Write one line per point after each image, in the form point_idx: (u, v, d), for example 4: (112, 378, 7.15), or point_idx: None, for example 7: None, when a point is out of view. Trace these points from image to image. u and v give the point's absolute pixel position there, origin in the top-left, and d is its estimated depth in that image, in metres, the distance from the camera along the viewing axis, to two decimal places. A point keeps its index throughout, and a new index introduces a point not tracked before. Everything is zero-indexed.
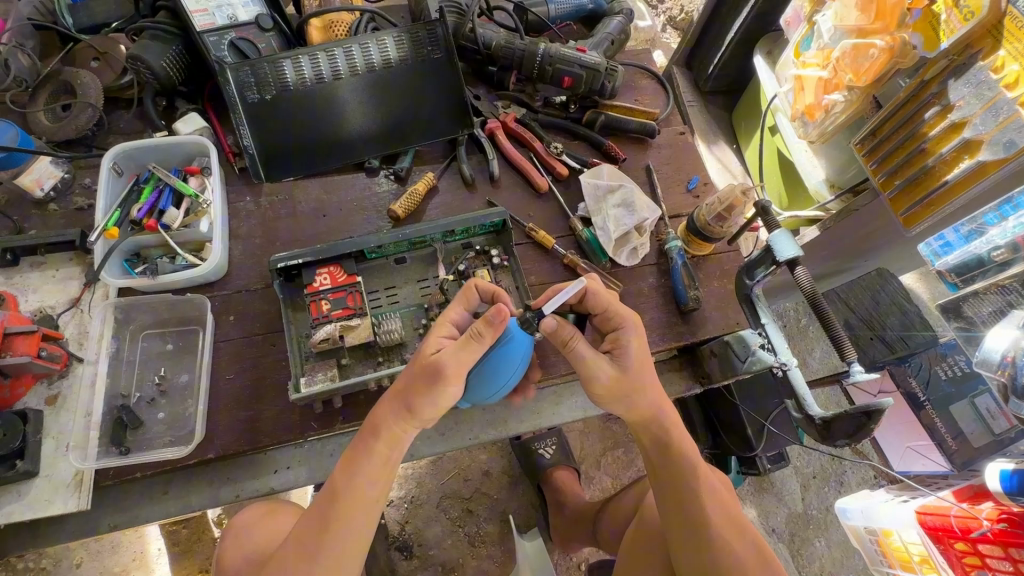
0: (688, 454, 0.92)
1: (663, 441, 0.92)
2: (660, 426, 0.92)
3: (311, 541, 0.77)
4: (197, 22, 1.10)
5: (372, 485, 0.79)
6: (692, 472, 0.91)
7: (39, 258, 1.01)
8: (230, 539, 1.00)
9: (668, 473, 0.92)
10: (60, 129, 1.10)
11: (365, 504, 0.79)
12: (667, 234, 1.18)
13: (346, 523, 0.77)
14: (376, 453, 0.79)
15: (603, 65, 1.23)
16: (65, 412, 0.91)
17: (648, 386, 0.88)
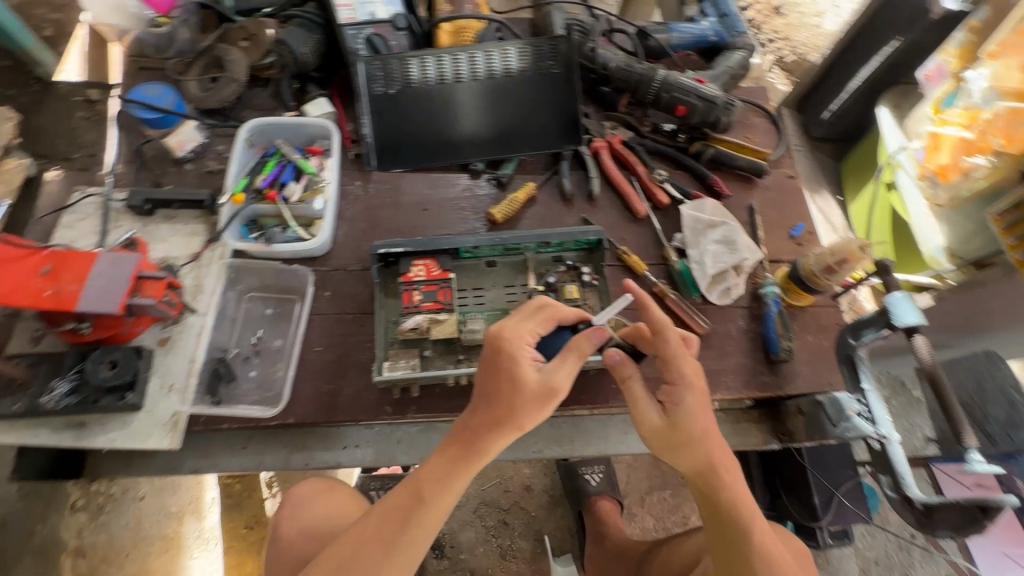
0: (747, 514, 0.86)
1: (717, 499, 0.86)
2: (717, 484, 0.86)
3: (391, 524, 0.80)
4: (341, 16, 1.19)
5: (452, 488, 0.81)
6: (749, 534, 0.85)
7: (171, 212, 1.10)
8: (287, 506, 1.05)
9: (725, 532, 0.87)
10: (206, 98, 1.20)
11: (442, 500, 0.81)
12: (765, 278, 1.14)
13: (422, 509, 0.80)
14: (467, 469, 0.81)
15: (721, 98, 1.21)
16: (171, 355, 0.98)
17: (707, 440, 0.84)
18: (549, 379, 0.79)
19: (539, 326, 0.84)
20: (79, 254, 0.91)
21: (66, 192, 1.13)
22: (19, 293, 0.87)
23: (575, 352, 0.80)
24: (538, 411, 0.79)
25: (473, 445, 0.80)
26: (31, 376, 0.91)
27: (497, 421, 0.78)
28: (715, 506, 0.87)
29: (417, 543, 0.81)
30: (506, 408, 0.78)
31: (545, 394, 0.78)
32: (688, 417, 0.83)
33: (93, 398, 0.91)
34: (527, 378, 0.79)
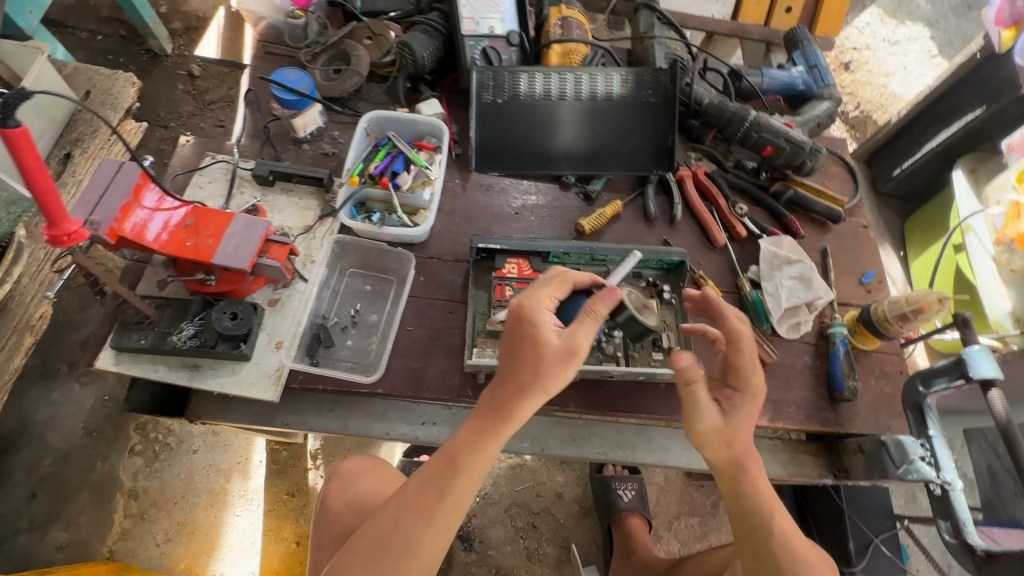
0: (772, 515, 0.88)
1: (742, 497, 0.89)
2: (743, 480, 0.89)
3: (428, 495, 0.85)
4: (464, 28, 1.28)
5: (485, 458, 0.86)
6: (773, 534, 0.86)
7: (290, 186, 1.19)
8: (337, 480, 1.12)
9: (751, 531, 0.88)
10: (329, 87, 1.30)
11: (476, 470, 0.86)
12: (833, 319, 1.19)
13: (455, 481, 0.85)
14: (496, 440, 0.86)
15: (809, 144, 1.27)
16: (280, 315, 1.07)
17: (750, 440, 0.89)
18: (569, 341, 0.84)
19: (557, 292, 0.92)
20: (217, 212, 1.00)
21: (196, 156, 1.23)
22: (163, 239, 0.95)
23: (588, 314, 0.85)
24: (563, 371, 0.83)
25: (501, 412, 0.85)
26: (159, 316, 1.01)
27: (524, 386, 0.84)
28: (740, 504, 0.89)
29: (452, 512, 0.86)
30: (533, 371, 0.84)
31: (569, 355, 0.84)
32: (739, 419, 0.89)
33: (212, 343, 1.00)
34: (548, 340, 0.84)
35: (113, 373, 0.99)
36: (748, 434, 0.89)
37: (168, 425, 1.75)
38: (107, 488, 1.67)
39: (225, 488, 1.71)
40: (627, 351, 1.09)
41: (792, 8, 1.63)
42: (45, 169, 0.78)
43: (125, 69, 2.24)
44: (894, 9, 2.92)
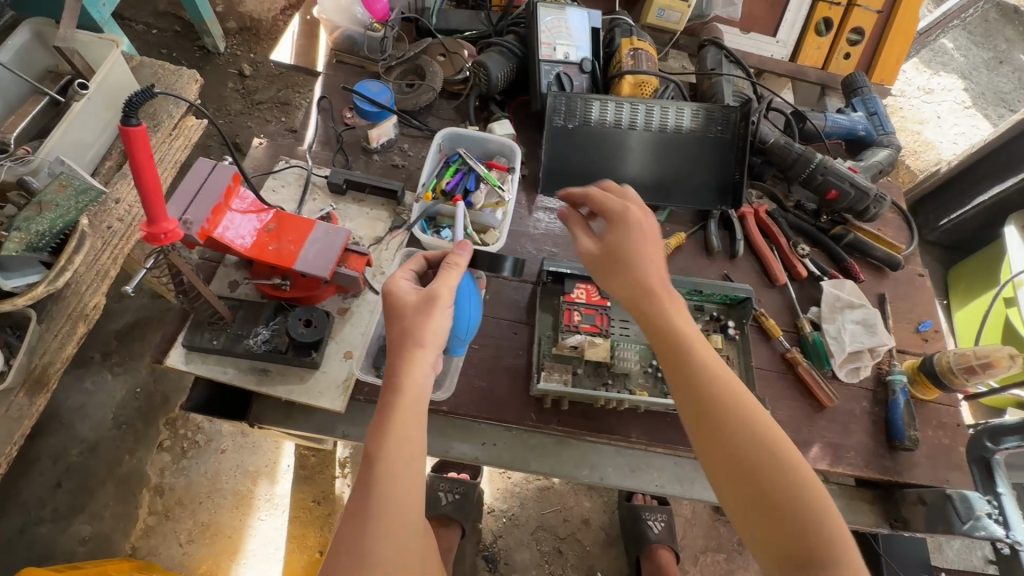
0: (716, 378, 0.75)
1: (677, 347, 0.78)
2: (667, 316, 0.80)
3: (355, 502, 0.73)
4: (541, 53, 1.31)
5: (405, 436, 0.75)
6: (706, 378, 0.75)
7: (361, 195, 1.20)
8: None
9: (680, 377, 0.77)
10: (403, 101, 1.32)
11: (406, 458, 0.75)
12: (892, 365, 1.19)
13: (377, 470, 0.73)
14: (402, 411, 0.77)
15: (873, 191, 1.29)
16: (349, 324, 1.06)
17: (648, 268, 0.83)
18: (429, 290, 0.84)
19: (411, 261, 0.93)
20: (299, 219, 1.01)
21: (269, 159, 1.24)
22: (248, 243, 0.97)
23: (449, 266, 0.88)
24: (424, 319, 0.82)
25: (388, 381, 0.79)
26: (232, 317, 1.00)
27: (403, 346, 0.80)
28: (671, 352, 0.78)
29: (396, 509, 0.73)
30: (400, 328, 0.82)
31: (426, 300, 0.83)
32: (624, 233, 0.85)
33: (284, 348, 0.99)
34: (404, 297, 0.85)
35: (183, 372, 0.99)
36: (660, 277, 0.83)
37: (198, 422, 1.74)
38: (134, 482, 1.65)
39: (252, 490, 1.69)
40: None
41: (851, 55, 1.65)
42: (156, 170, 0.78)
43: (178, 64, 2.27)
44: (929, 59, 2.98)
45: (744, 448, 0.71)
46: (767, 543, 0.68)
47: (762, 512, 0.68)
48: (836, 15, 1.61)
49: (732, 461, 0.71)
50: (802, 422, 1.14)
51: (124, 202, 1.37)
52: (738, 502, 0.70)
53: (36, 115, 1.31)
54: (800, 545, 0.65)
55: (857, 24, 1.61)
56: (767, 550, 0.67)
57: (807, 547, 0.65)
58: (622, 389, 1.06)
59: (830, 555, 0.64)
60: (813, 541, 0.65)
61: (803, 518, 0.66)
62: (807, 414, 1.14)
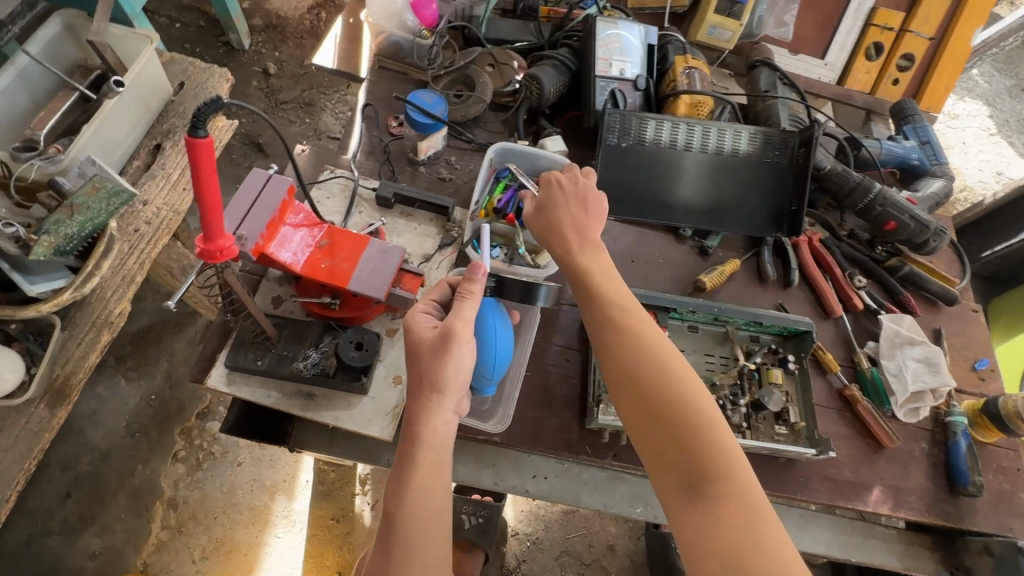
0: (619, 314, 0.85)
1: (592, 287, 0.89)
2: (591, 270, 0.91)
3: (377, 556, 0.75)
4: (596, 68, 1.27)
5: (422, 486, 0.76)
6: (619, 315, 0.84)
7: (409, 210, 1.15)
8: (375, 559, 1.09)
9: (598, 318, 0.86)
10: (452, 111, 1.27)
11: (426, 511, 0.76)
12: (951, 406, 1.16)
13: (397, 526, 0.74)
14: (420, 463, 0.77)
15: (933, 224, 1.26)
16: (397, 347, 1.01)
17: (577, 231, 0.96)
18: (443, 326, 0.81)
19: (433, 294, 0.90)
20: (353, 236, 0.96)
21: (312, 168, 1.19)
22: (301, 260, 0.92)
23: (463, 297, 0.84)
24: (440, 361, 0.80)
25: (407, 430, 0.80)
26: (278, 337, 0.95)
27: (419, 392, 0.80)
28: (584, 293, 0.89)
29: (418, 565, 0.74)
30: (417, 371, 0.82)
31: (442, 338, 0.80)
32: (555, 200, 0.99)
33: (332, 371, 0.94)
34: (419, 334, 0.83)
35: (224, 394, 0.93)
36: (579, 233, 0.96)
37: (214, 433, 1.67)
38: (146, 494, 1.58)
39: (269, 506, 1.63)
40: (750, 421, 1.06)
41: (899, 80, 1.62)
42: (219, 187, 0.71)
43: (202, 60, 2.21)
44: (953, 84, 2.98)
45: (643, 375, 0.78)
46: (658, 458, 0.74)
47: (647, 430, 0.76)
48: (887, 40, 1.58)
49: (623, 384, 0.79)
50: (861, 463, 1.09)
51: (153, 204, 1.27)
52: (633, 423, 0.77)
53: (66, 111, 1.21)
54: (690, 461, 0.71)
55: (908, 50, 1.58)
56: (655, 466, 0.74)
57: (694, 466, 0.71)
58: None
59: (720, 477, 0.70)
60: (703, 461, 0.71)
61: (688, 438, 0.72)
62: (866, 454, 1.10)
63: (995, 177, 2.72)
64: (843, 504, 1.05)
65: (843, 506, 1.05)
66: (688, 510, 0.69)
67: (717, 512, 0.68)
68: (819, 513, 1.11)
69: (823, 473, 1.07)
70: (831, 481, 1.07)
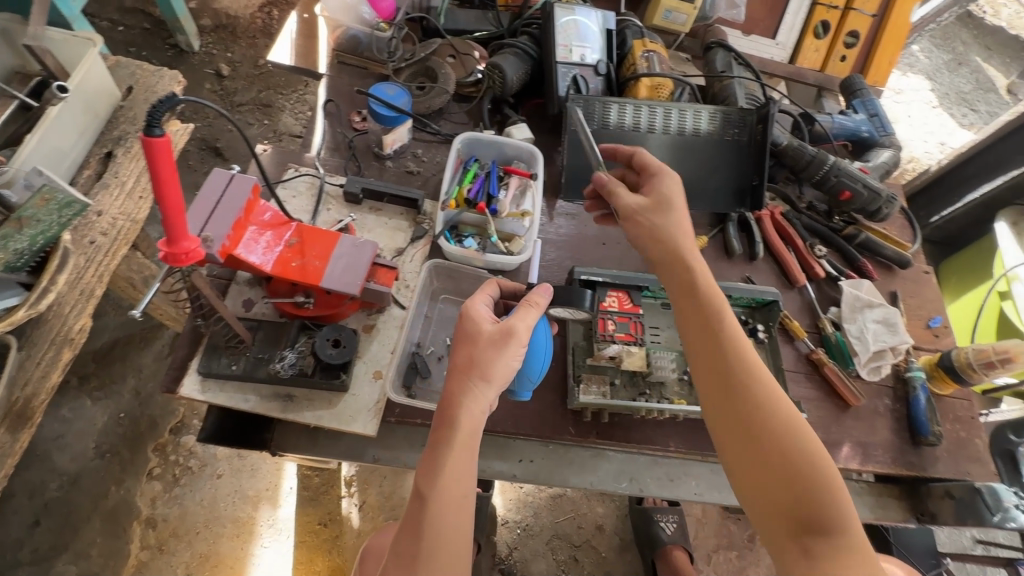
0: (740, 342, 0.82)
1: (711, 311, 0.84)
2: (705, 290, 0.86)
3: (405, 543, 0.75)
4: (557, 54, 1.27)
5: (455, 470, 0.77)
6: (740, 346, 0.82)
7: (378, 204, 1.15)
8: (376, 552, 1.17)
9: (715, 345, 0.82)
10: (416, 104, 1.26)
11: (453, 496, 0.76)
12: (910, 363, 1.22)
13: (428, 507, 0.75)
14: (455, 445, 0.78)
15: (883, 192, 1.32)
16: (376, 342, 1.01)
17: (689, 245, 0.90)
18: (505, 323, 0.86)
19: (487, 291, 0.95)
20: (323, 233, 0.95)
21: (276, 167, 1.16)
22: (270, 260, 0.90)
23: (529, 305, 0.90)
24: (497, 353, 0.83)
25: (445, 412, 0.80)
26: (252, 339, 0.93)
27: (464, 375, 0.82)
28: (702, 315, 0.85)
29: (446, 546, 0.75)
30: (467, 360, 0.84)
31: (503, 336, 0.84)
32: (669, 197, 0.94)
33: (310, 371, 0.93)
34: (478, 327, 0.86)
35: (199, 402, 0.91)
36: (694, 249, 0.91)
37: (190, 447, 1.63)
38: (122, 515, 1.53)
39: (252, 516, 1.59)
40: None
41: (846, 57, 1.69)
42: (179, 185, 0.69)
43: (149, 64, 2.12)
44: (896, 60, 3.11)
45: (765, 414, 0.77)
46: (770, 501, 0.73)
47: (769, 468, 0.74)
48: (833, 18, 1.64)
49: (744, 416, 0.77)
50: (830, 423, 1.15)
51: (107, 214, 1.22)
52: (747, 462, 0.76)
53: (6, 120, 1.16)
54: (807, 509, 0.71)
55: (853, 28, 1.65)
56: (774, 510, 0.73)
57: (808, 516, 0.71)
58: (658, 398, 1.05)
59: (838, 528, 0.69)
60: (816, 512, 0.70)
61: (811, 487, 0.71)
62: (835, 414, 1.16)
63: (938, 147, 2.86)
64: None
65: None
66: (802, 557, 0.69)
67: (833, 565, 0.67)
68: None
69: None
70: None
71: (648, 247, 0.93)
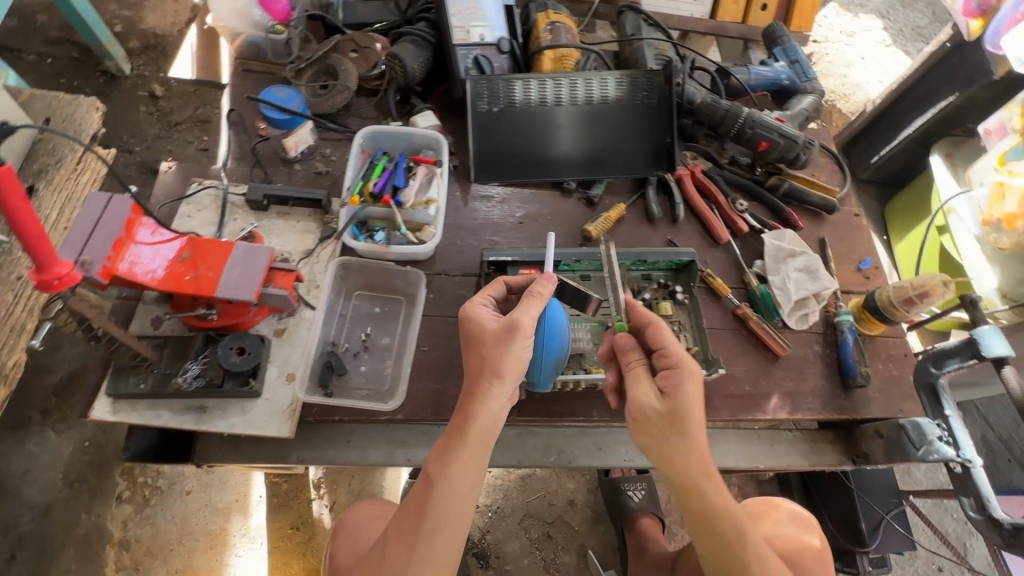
0: (744, 528, 0.83)
1: (707, 501, 0.82)
2: (706, 483, 0.83)
3: (410, 520, 0.90)
4: (455, 37, 1.26)
5: (462, 463, 0.89)
6: (736, 526, 0.82)
7: (285, 209, 1.15)
8: (344, 533, 1.10)
9: (715, 531, 0.82)
10: (319, 104, 1.25)
11: (458, 488, 0.89)
12: (839, 307, 1.21)
13: (432, 492, 0.88)
14: (465, 441, 0.89)
15: (800, 138, 1.30)
16: (289, 345, 1.02)
17: (694, 432, 0.83)
18: (509, 318, 0.93)
19: (490, 289, 1.02)
20: (216, 244, 0.95)
21: (181, 184, 1.16)
22: (162, 277, 0.90)
23: (532, 296, 0.95)
24: (505, 348, 0.92)
25: (466, 406, 0.91)
26: (158, 357, 0.94)
27: (480, 376, 0.91)
28: (702, 508, 0.82)
29: (442, 534, 0.88)
30: (482, 357, 0.93)
31: (508, 331, 0.93)
32: (685, 403, 0.83)
33: (219, 381, 0.94)
34: (485, 324, 0.94)
35: (112, 423, 0.92)
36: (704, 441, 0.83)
37: (157, 467, 1.65)
38: (96, 541, 1.56)
39: (225, 528, 1.62)
40: None
41: (767, 5, 1.66)
42: (34, 210, 0.68)
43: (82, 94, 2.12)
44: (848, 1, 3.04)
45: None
46: None
47: None
48: None
49: None
50: (758, 376, 1.15)
51: None
52: None
53: None
54: None
55: None
56: None
57: None
58: (578, 368, 1.06)
59: None
60: None
61: None
62: (763, 367, 1.16)
63: None
64: (744, 416, 1.11)
65: (745, 419, 1.11)
66: None
67: None
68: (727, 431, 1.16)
69: (724, 391, 1.12)
70: (731, 398, 1.12)
71: (648, 434, 0.85)
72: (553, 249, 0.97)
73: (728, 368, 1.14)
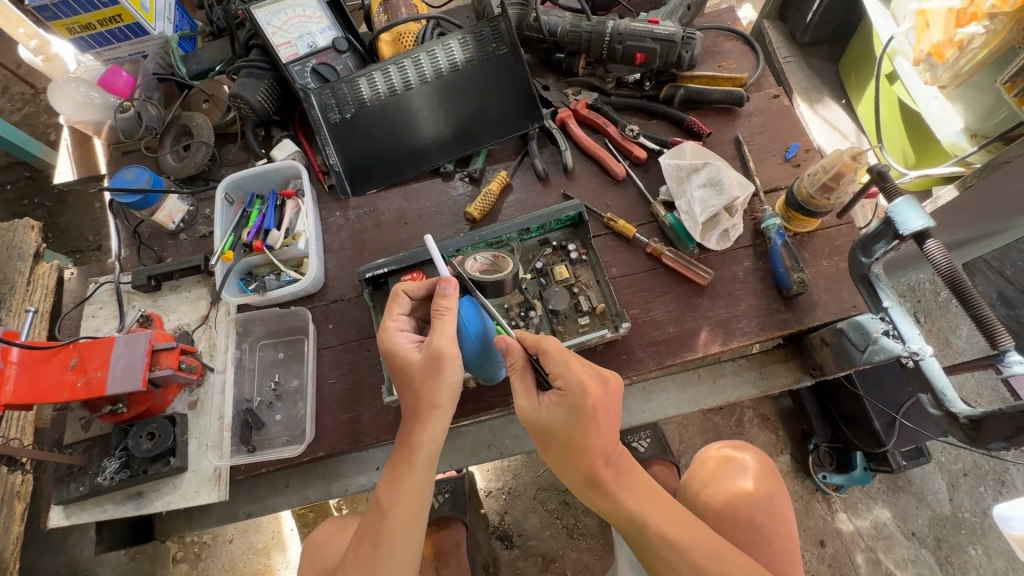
0: (650, 510, 0.82)
1: (602, 498, 0.83)
2: (603, 491, 0.82)
3: (365, 548, 0.81)
4: (283, 55, 1.17)
5: (413, 488, 0.81)
6: (642, 513, 0.82)
7: (175, 282, 1.17)
8: (309, 555, 1.09)
9: (620, 516, 0.83)
10: (184, 167, 1.25)
11: (410, 505, 0.81)
12: (763, 212, 1.08)
13: (388, 520, 0.80)
14: (416, 469, 0.81)
15: (679, 35, 1.14)
16: (204, 415, 1.06)
17: (591, 446, 0.78)
18: (428, 345, 0.81)
19: (400, 309, 0.88)
20: (100, 341, 0.95)
21: (84, 286, 1.22)
22: (54, 390, 0.91)
23: (441, 314, 0.82)
24: (435, 380, 0.80)
25: (405, 435, 0.83)
26: (88, 460, 1.00)
27: (416, 411, 0.82)
28: (601, 505, 0.84)
29: (401, 553, 0.80)
30: (414, 394, 0.82)
31: (434, 361, 0.80)
32: (568, 425, 0.77)
33: (142, 468, 0.99)
34: (409, 357, 0.83)
35: (69, 526, 1.00)
36: (603, 459, 0.80)
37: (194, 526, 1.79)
38: None
39: (269, 566, 1.58)
40: (551, 327, 1.02)
41: None
42: None
43: (42, 211, 1.92)
44: None
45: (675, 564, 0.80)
46: None
47: None
48: None
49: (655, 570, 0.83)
50: (683, 313, 1.06)
51: None
52: None
53: None
54: None
55: None
56: None
57: None
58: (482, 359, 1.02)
59: None
60: None
61: None
62: (686, 301, 1.06)
63: None
64: (673, 360, 1.03)
65: (674, 363, 1.03)
66: None
67: None
68: (667, 378, 1.15)
69: (646, 340, 1.05)
70: (654, 345, 1.04)
71: (547, 442, 0.81)
72: (436, 251, 0.83)
73: (647, 314, 1.06)
